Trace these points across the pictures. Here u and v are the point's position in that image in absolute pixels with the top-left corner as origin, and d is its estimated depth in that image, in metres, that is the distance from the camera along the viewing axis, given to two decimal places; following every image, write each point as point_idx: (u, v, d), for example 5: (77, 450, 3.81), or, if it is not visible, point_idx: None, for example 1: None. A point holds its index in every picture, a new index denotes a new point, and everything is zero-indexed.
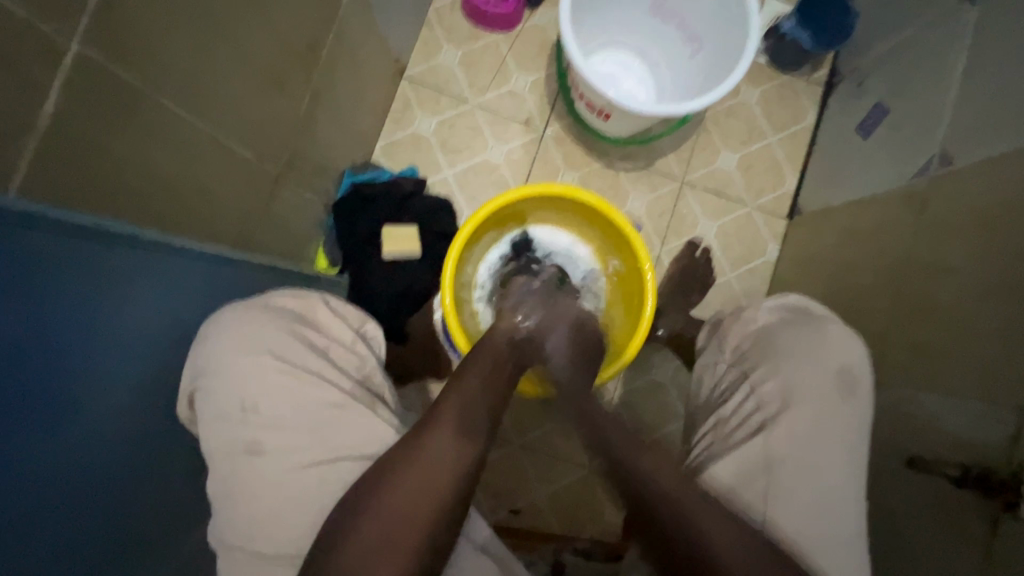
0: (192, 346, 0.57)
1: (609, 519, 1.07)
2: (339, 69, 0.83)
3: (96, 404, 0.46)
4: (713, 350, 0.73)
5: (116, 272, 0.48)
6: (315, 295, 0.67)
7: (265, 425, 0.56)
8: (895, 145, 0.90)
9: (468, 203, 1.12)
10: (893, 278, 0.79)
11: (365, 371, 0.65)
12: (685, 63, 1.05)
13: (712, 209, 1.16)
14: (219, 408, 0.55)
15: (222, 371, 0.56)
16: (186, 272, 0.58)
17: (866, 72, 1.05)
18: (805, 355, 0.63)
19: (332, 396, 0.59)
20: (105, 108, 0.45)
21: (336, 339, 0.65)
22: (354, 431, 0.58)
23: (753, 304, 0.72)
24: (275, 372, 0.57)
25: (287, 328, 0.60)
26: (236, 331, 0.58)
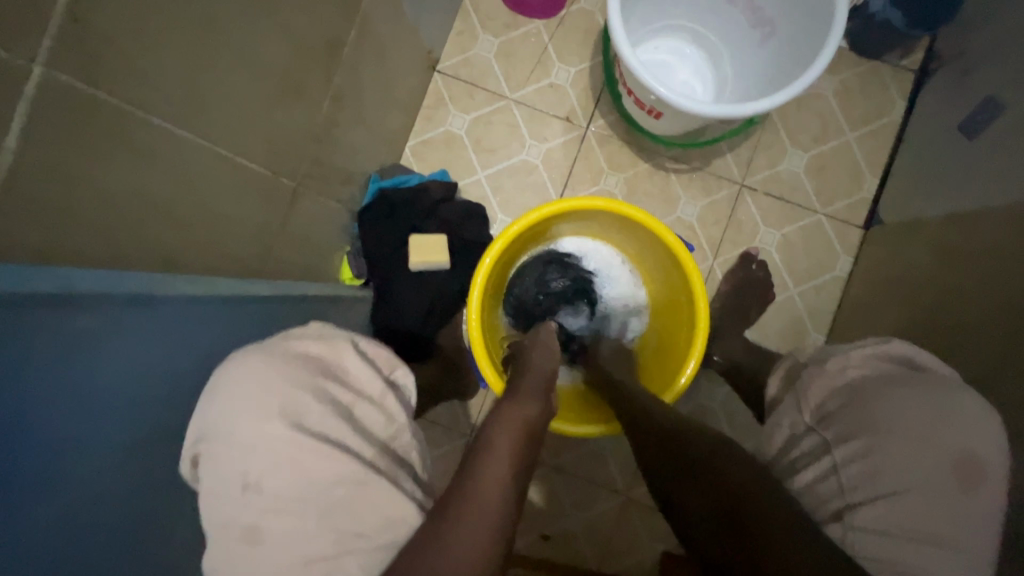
0: (200, 401, 0.48)
1: (646, 552, 1.00)
2: (363, 67, 0.75)
3: (103, 466, 0.41)
4: (791, 408, 0.64)
5: (123, 322, 0.43)
6: (341, 337, 0.58)
7: (270, 508, 0.43)
8: (1011, 149, 0.75)
9: (502, 208, 1.04)
10: (1005, 314, 0.66)
11: (391, 432, 0.54)
12: (751, 52, 0.92)
13: (776, 216, 1.03)
14: (218, 480, 0.44)
15: (226, 437, 0.45)
16: (197, 317, 0.50)
17: (973, 58, 0.89)
18: (911, 432, 0.52)
19: (353, 470, 0.47)
20: (87, 133, 0.40)
21: (361, 391, 0.54)
22: (377, 514, 0.46)
23: (846, 351, 0.63)
24: (283, 441, 0.45)
25: (304, 379, 0.49)
26: (242, 384, 0.47)
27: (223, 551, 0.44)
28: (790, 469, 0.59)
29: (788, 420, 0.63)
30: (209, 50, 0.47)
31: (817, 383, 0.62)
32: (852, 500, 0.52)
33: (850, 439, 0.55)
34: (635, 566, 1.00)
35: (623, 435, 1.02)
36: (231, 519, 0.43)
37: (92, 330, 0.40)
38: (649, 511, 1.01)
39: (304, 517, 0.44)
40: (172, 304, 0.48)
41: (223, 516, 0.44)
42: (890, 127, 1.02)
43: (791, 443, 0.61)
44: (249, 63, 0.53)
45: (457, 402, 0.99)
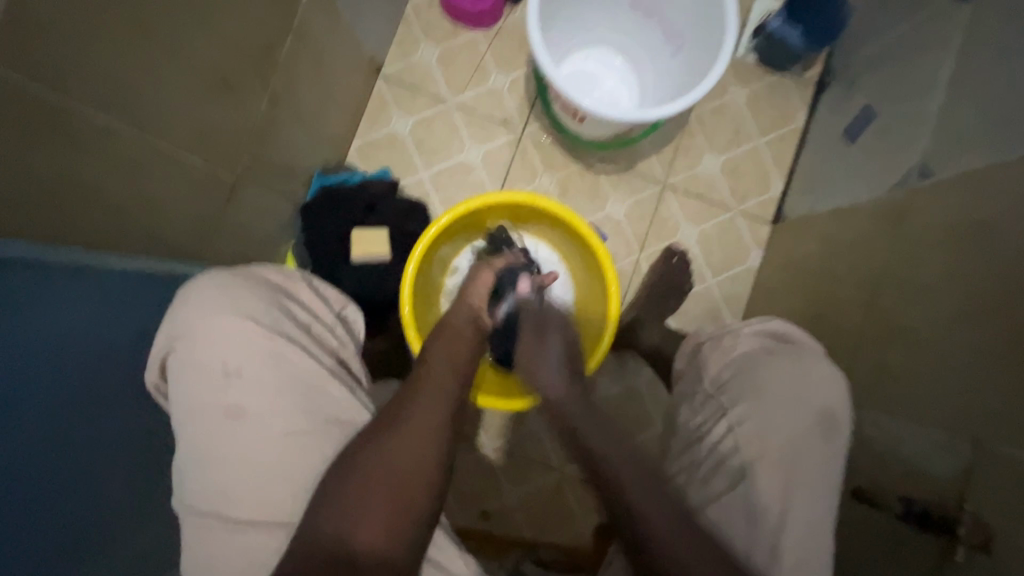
0: (171, 309, 0.63)
1: (580, 525, 1.07)
2: (301, 70, 0.81)
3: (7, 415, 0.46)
4: (692, 378, 0.68)
5: (20, 291, 0.49)
6: (299, 275, 0.72)
7: (246, 391, 0.61)
8: (879, 153, 0.87)
9: (443, 205, 1.11)
10: (866, 293, 0.77)
11: (342, 353, 0.69)
12: (667, 64, 1.02)
13: (695, 213, 1.13)
14: (201, 369, 0.61)
15: (211, 337, 0.61)
16: (90, 283, 0.58)
17: (857, 73, 1.01)
18: (786, 399, 0.61)
19: (310, 368, 0.63)
20: (15, 121, 0.45)
21: (316, 318, 0.69)
22: (329, 402, 0.63)
23: (733, 328, 0.67)
24: (258, 338, 0.62)
25: (273, 298, 0.66)
26: (218, 300, 0.63)
27: (206, 422, 0.60)
28: (689, 434, 0.66)
29: (688, 392, 0.68)
30: (144, 52, 0.52)
31: (711, 356, 0.67)
32: (749, 458, 0.60)
33: (737, 404, 0.62)
34: (570, 538, 1.07)
35: None
36: (215, 399, 0.61)
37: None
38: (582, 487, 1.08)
39: (276, 397, 0.61)
40: (75, 277, 0.56)
41: (205, 398, 0.61)
42: (793, 134, 1.14)
43: (693, 410, 0.66)
44: (187, 67, 0.58)
45: None
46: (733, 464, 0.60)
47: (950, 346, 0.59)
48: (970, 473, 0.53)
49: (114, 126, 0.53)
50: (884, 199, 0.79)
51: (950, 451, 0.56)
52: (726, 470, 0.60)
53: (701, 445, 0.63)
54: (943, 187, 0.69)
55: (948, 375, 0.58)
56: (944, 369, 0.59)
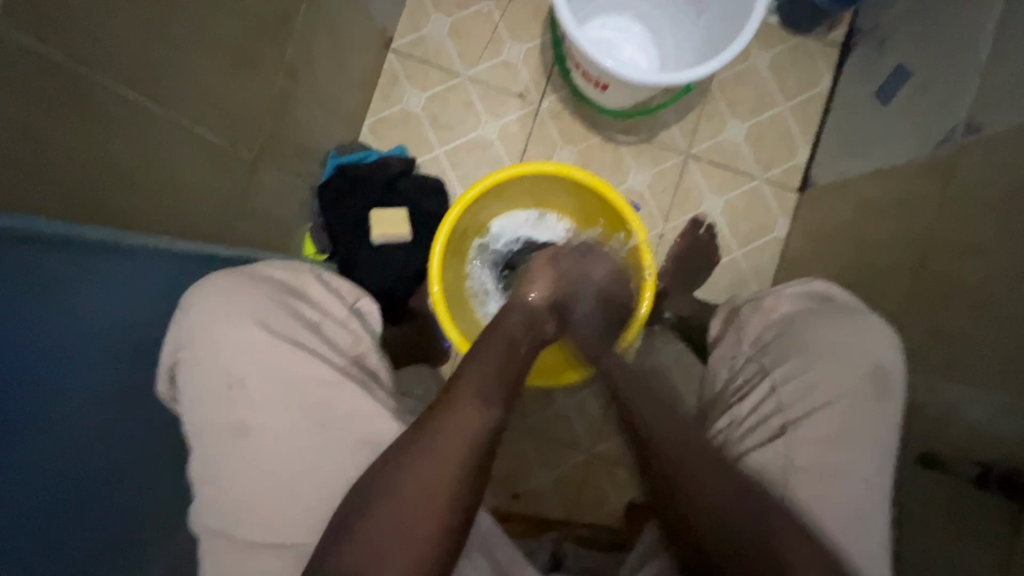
0: (176, 313, 0.56)
1: (612, 503, 1.06)
2: (315, 43, 0.77)
3: (72, 406, 0.45)
4: (733, 341, 0.67)
5: (91, 271, 0.47)
6: (307, 271, 0.65)
7: (253, 399, 0.54)
8: (917, 111, 0.83)
9: (461, 183, 1.07)
10: (911, 256, 0.74)
11: (358, 349, 0.63)
12: (690, 27, 0.98)
13: (720, 183, 1.10)
14: (208, 380, 0.54)
15: (214, 344, 0.55)
16: (153, 270, 0.55)
17: (887, 30, 0.97)
18: (834, 355, 0.58)
19: (323, 370, 0.57)
20: (43, 96, 0.41)
21: (327, 314, 0.63)
22: (346, 406, 0.56)
23: (774, 291, 0.66)
24: (263, 342, 0.55)
25: (280, 299, 0.59)
26: (224, 301, 0.56)
27: (217, 434, 0.54)
28: (730, 396, 0.63)
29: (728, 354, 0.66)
30: (162, 21, 0.49)
31: (754, 317, 0.65)
32: (791, 415, 0.57)
33: (783, 361, 0.59)
34: (601, 516, 1.06)
35: (586, 396, 1.07)
36: (223, 410, 0.54)
37: (67, 279, 0.45)
38: (613, 465, 1.07)
39: (286, 404, 0.55)
40: (145, 260, 0.54)
41: (213, 410, 0.54)
42: (818, 98, 1.10)
43: (734, 373, 0.64)
44: (203, 36, 0.54)
45: None
46: (776, 423, 0.57)
47: (1012, 306, 0.56)
48: None
49: (137, 99, 0.49)
50: (927, 159, 0.76)
51: (1021, 416, 0.53)
52: (767, 429, 0.58)
53: (739, 405, 0.61)
54: (995, 140, 0.65)
55: (1010, 336, 0.56)
56: (1007, 329, 0.56)
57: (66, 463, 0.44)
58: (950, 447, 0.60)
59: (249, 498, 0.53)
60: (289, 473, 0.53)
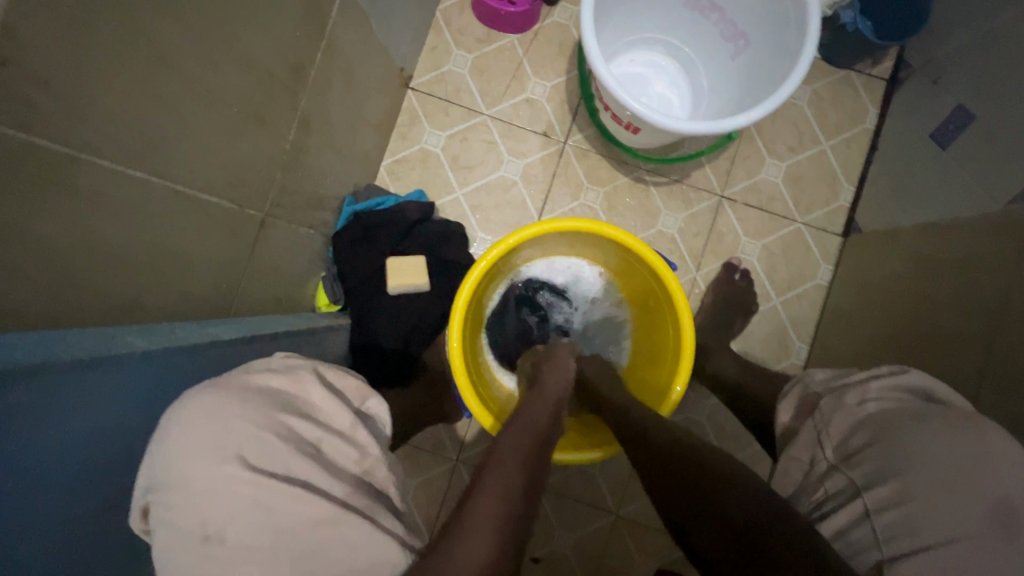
0: (151, 447, 0.43)
1: (639, 570, 0.98)
2: (330, 89, 0.73)
3: (59, 530, 0.39)
4: (810, 441, 0.56)
5: (91, 381, 0.41)
6: (305, 369, 0.55)
7: (232, 562, 0.38)
8: (984, 158, 0.76)
9: (481, 226, 1.02)
10: (981, 323, 0.66)
11: (364, 467, 0.50)
12: (726, 64, 0.92)
13: (756, 227, 1.03)
14: (173, 536, 0.39)
15: (183, 486, 0.40)
16: (165, 364, 0.48)
17: (942, 67, 0.90)
18: (937, 469, 0.45)
19: (326, 509, 0.42)
20: (22, 181, 0.36)
21: (330, 427, 0.50)
22: (354, 553, 0.42)
23: (859, 383, 0.57)
24: (246, 481, 0.40)
25: (269, 416, 0.45)
26: (196, 427, 0.43)
27: None
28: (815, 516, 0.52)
29: (807, 456, 0.56)
30: (160, 87, 0.44)
31: (838, 415, 0.55)
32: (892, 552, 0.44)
33: (878, 482, 0.47)
34: None
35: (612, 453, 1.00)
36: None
37: (61, 394, 0.38)
38: (641, 528, 0.99)
39: (271, 564, 0.39)
40: (149, 356, 0.46)
41: (178, 574, 0.39)
42: (863, 136, 1.03)
43: (813, 482, 0.54)
44: (204, 97, 0.50)
45: (442, 426, 0.97)
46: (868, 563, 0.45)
47: None
48: None
49: (140, 176, 0.46)
50: (998, 215, 0.69)
51: None
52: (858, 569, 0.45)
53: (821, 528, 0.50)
54: None
55: None
56: None
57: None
58: None
59: None
60: None
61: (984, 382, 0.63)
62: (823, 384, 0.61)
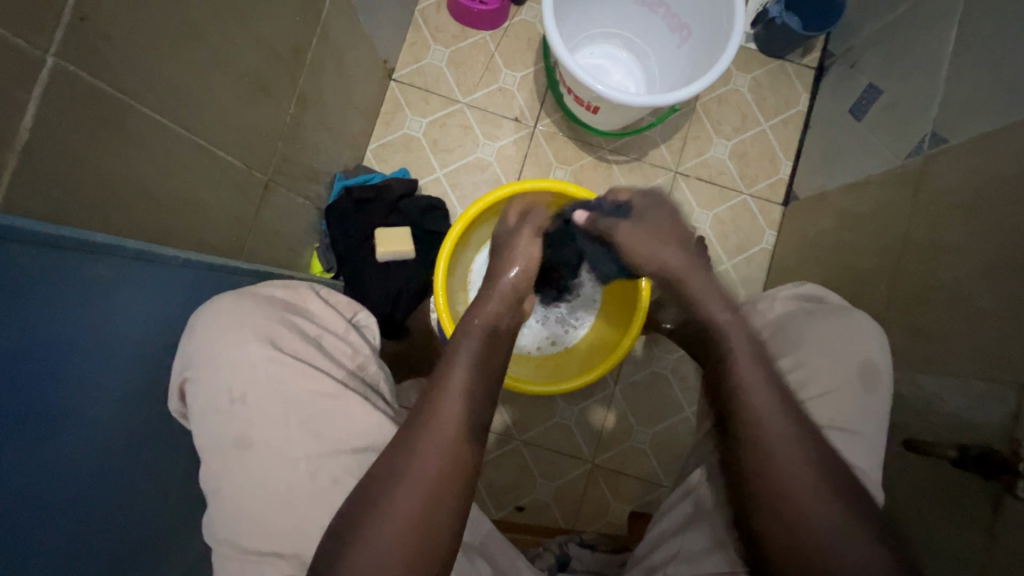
0: (184, 336, 0.53)
1: (614, 513, 1.07)
2: (324, 73, 0.82)
3: (112, 407, 0.47)
4: (733, 343, 0.71)
5: (137, 280, 0.49)
6: (304, 286, 0.64)
7: (257, 417, 0.51)
8: (890, 126, 0.89)
9: (460, 203, 1.12)
10: (889, 257, 0.78)
11: (357, 362, 0.61)
12: (673, 53, 1.04)
13: (708, 198, 1.15)
14: (205, 401, 0.50)
15: (211, 361, 0.51)
16: (185, 281, 0.56)
17: (858, 53, 1.04)
18: (827, 345, 0.61)
19: (328, 385, 0.54)
20: (90, 118, 0.45)
21: (327, 328, 0.61)
22: (349, 422, 0.54)
23: (770, 292, 0.71)
24: (266, 358, 0.52)
25: (278, 314, 0.56)
26: (223, 321, 0.53)
27: (213, 458, 0.50)
28: None
29: None
30: (190, 53, 0.53)
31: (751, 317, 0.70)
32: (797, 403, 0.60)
33: (782, 357, 0.63)
34: (605, 526, 1.07)
35: (586, 406, 1.09)
36: (222, 431, 0.50)
37: (116, 285, 0.47)
38: (614, 474, 1.08)
39: (284, 424, 0.51)
40: (168, 267, 0.54)
41: (213, 428, 0.50)
42: (797, 117, 1.16)
43: None
44: (222, 64, 0.58)
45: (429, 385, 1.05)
46: None
47: (984, 300, 0.59)
48: (1019, 417, 0.51)
49: (186, 134, 0.56)
50: (899, 169, 0.81)
51: (995, 399, 0.55)
52: None
53: None
54: (960, 149, 0.70)
55: (982, 327, 0.59)
56: (978, 322, 0.60)
57: (104, 462, 0.46)
58: (931, 433, 0.62)
59: (247, 515, 0.49)
60: (290, 490, 0.50)
61: (890, 303, 0.75)
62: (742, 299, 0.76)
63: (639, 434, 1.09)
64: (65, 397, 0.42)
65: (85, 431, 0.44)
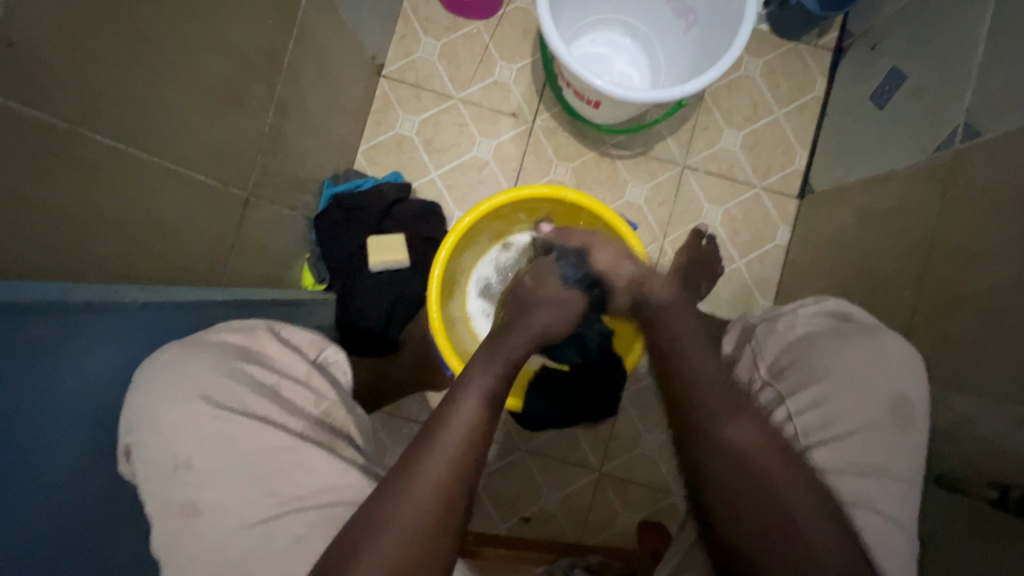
0: (123, 392, 0.50)
1: (623, 524, 1.04)
2: (305, 76, 0.77)
3: (64, 463, 0.44)
4: (746, 364, 0.67)
5: (86, 326, 0.45)
6: (261, 327, 0.60)
7: (205, 482, 0.47)
8: (916, 116, 0.82)
9: (457, 205, 1.07)
10: (917, 260, 0.72)
11: (322, 408, 0.58)
12: (679, 40, 0.97)
13: (718, 193, 1.09)
14: (148, 468, 0.47)
15: (154, 422, 0.48)
16: (143, 322, 0.52)
17: (880, 34, 0.96)
18: (849, 376, 0.58)
19: (285, 438, 0.51)
20: (28, 151, 0.40)
21: (287, 374, 0.58)
22: (311, 479, 0.50)
23: (790, 309, 0.67)
24: (211, 417, 0.49)
25: (229, 364, 0.53)
26: (159, 379, 0.49)
27: (163, 528, 0.47)
28: None
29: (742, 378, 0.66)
30: (145, 68, 0.48)
31: (768, 339, 0.66)
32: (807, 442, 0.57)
33: (802, 388, 0.59)
34: (614, 537, 1.04)
35: None
36: (168, 498, 0.47)
37: (58, 334, 0.43)
38: (622, 483, 1.05)
39: (237, 487, 0.48)
40: (126, 312, 0.50)
41: (159, 498, 0.47)
42: (812, 103, 1.09)
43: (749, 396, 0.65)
44: (185, 77, 0.53)
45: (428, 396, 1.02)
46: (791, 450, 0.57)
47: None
48: None
49: (147, 158, 0.52)
50: (928, 163, 0.75)
51: None
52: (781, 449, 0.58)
53: None
54: (996, 144, 0.64)
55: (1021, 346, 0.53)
56: (1015, 341, 0.54)
57: (59, 524, 0.43)
58: (965, 460, 0.57)
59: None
60: (243, 559, 0.46)
61: (917, 311, 0.70)
62: (757, 316, 0.71)
63: (648, 442, 1.05)
64: (7, 463, 0.39)
65: (35, 495, 0.41)
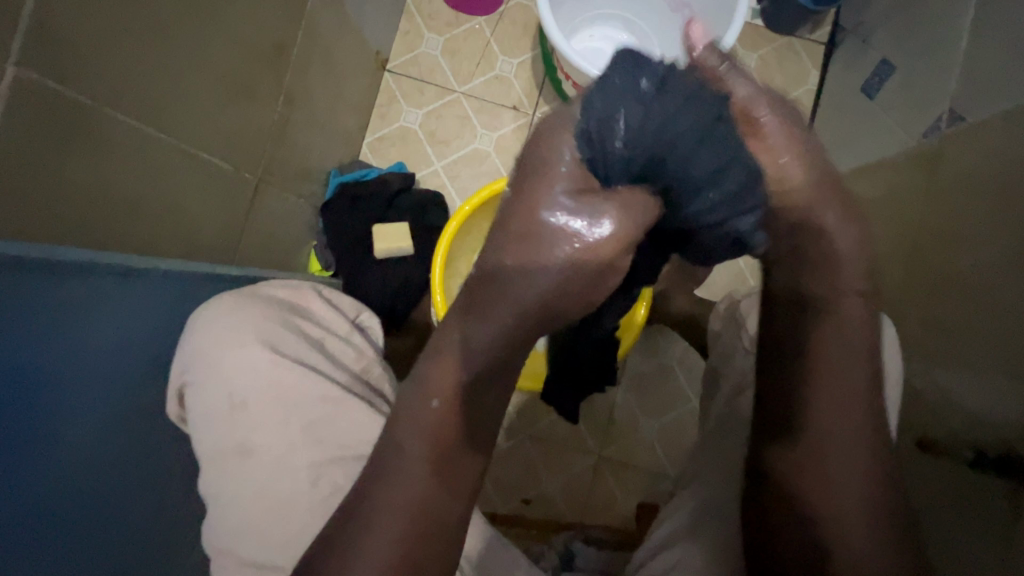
0: (185, 334, 0.55)
1: (621, 507, 1.06)
2: (312, 68, 0.80)
3: (89, 421, 0.47)
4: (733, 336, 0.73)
5: (110, 294, 0.49)
6: (307, 286, 0.65)
7: (256, 425, 0.53)
8: (905, 105, 0.84)
9: (460, 196, 1.10)
10: (904, 243, 0.74)
11: (362, 365, 0.63)
12: (675, 34, 1.00)
13: None
14: (207, 407, 0.53)
15: (215, 369, 0.54)
16: (163, 293, 0.56)
17: (870, 27, 0.99)
18: None
19: (330, 389, 0.56)
20: (57, 131, 0.44)
21: (331, 330, 0.63)
22: (349, 429, 0.55)
23: None
24: (268, 364, 0.54)
25: (282, 317, 0.58)
26: (220, 327, 0.55)
27: (217, 464, 0.53)
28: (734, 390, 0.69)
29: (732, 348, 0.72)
30: (162, 54, 0.51)
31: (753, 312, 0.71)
32: None
33: None
34: (613, 519, 1.06)
35: (591, 400, 1.08)
36: (222, 437, 0.53)
37: (83, 299, 0.46)
38: (621, 467, 1.07)
39: (286, 428, 0.54)
40: (147, 281, 0.53)
41: (215, 437, 0.53)
42: (806, 95, 1.12)
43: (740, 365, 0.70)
44: (200, 65, 0.56)
45: None
46: None
47: (1002, 292, 0.56)
48: None
49: (165, 139, 0.55)
50: (915, 149, 0.78)
51: (1010, 400, 0.52)
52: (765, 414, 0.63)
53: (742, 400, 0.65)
54: (977, 129, 0.66)
55: (999, 320, 0.56)
56: (994, 315, 0.57)
57: (83, 477, 0.46)
58: (945, 431, 0.60)
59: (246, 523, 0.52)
60: (286, 498, 0.52)
61: (904, 291, 0.72)
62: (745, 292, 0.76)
63: (646, 427, 1.07)
64: (36, 415, 0.42)
65: (60, 447, 0.44)
